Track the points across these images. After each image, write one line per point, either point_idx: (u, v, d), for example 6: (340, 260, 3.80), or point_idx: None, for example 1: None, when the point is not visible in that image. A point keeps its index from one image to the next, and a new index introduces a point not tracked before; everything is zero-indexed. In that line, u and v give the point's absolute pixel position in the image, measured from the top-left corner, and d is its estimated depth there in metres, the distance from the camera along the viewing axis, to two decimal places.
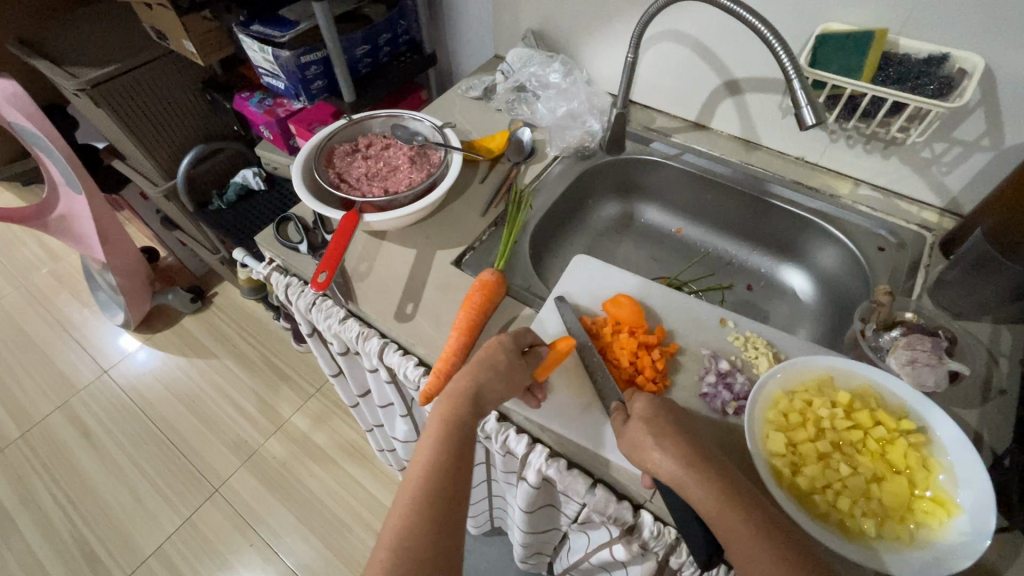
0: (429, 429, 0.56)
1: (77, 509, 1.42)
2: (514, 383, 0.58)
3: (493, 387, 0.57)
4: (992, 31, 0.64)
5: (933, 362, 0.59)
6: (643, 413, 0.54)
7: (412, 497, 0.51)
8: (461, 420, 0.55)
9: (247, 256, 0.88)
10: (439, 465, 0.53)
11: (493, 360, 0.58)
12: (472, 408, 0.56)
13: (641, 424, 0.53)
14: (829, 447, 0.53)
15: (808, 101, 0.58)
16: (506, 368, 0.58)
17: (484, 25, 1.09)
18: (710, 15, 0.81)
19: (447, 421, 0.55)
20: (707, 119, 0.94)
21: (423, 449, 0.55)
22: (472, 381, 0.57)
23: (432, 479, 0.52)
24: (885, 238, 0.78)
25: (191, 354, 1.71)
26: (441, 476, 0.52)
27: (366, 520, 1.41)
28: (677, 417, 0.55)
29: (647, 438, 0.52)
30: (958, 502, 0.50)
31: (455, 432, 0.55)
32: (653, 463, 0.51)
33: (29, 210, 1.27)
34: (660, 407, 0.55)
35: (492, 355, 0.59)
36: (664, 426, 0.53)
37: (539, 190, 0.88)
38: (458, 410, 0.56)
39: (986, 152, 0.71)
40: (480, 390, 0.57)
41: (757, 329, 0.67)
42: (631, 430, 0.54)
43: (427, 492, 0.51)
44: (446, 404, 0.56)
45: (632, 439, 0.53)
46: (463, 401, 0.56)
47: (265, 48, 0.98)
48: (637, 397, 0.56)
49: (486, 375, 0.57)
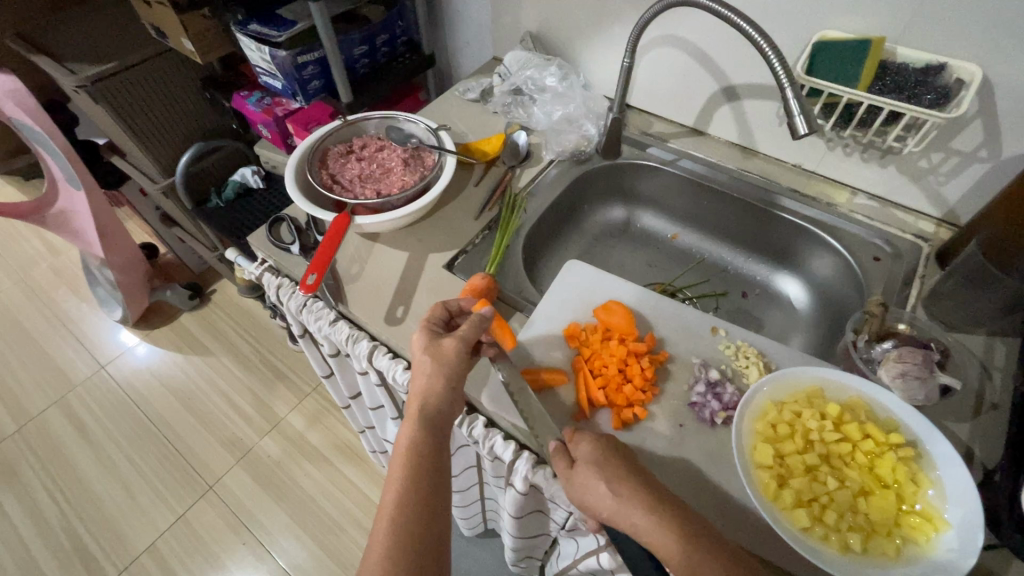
0: (396, 456, 0.55)
1: (70, 504, 1.43)
2: (449, 369, 0.58)
3: (441, 391, 0.57)
4: (989, 41, 0.63)
5: (923, 376, 0.59)
6: (592, 455, 0.52)
7: (387, 530, 0.50)
8: (425, 439, 0.55)
9: (241, 256, 0.88)
10: (410, 493, 0.52)
11: (435, 362, 0.58)
12: (431, 422, 0.56)
13: (589, 470, 0.51)
14: (816, 460, 0.53)
15: (802, 110, 0.57)
16: (435, 360, 0.58)
17: (483, 28, 1.09)
18: (708, 21, 0.81)
19: (411, 444, 0.55)
20: (705, 124, 0.94)
21: (392, 477, 0.54)
22: (422, 396, 0.57)
23: (406, 508, 0.51)
24: (881, 248, 0.78)
25: (188, 351, 1.71)
26: (413, 502, 0.52)
27: (359, 521, 1.40)
28: (624, 455, 0.53)
29: (599, 484, 0.50)
30: (946, 518, 0.49)
31: (420, 454, 0.54)
32: (609, 511, 0.49)
33: (27, 204, 1.26)
34: (609, 447, 0.53)
35: (430, 353, 0.58)
36: (617, 469, 0.51)
37: (533, 194, 0.88)
38: (419, 430, 0.56)
39: (983, 162, 0.70)
40: (432, 399, 0.57)
41: (748, 338, 0.67)
42: (579, 476, 0.52)
43: (401, 523, 0.50)
44: (409, 425, 0.56)
45: (583, 485, 0.51)
46: (423, 419, 0.56)
47: (261, 48, 0.98)
48: (581, 438, 0.54)
49: (433, 381, 0.57)
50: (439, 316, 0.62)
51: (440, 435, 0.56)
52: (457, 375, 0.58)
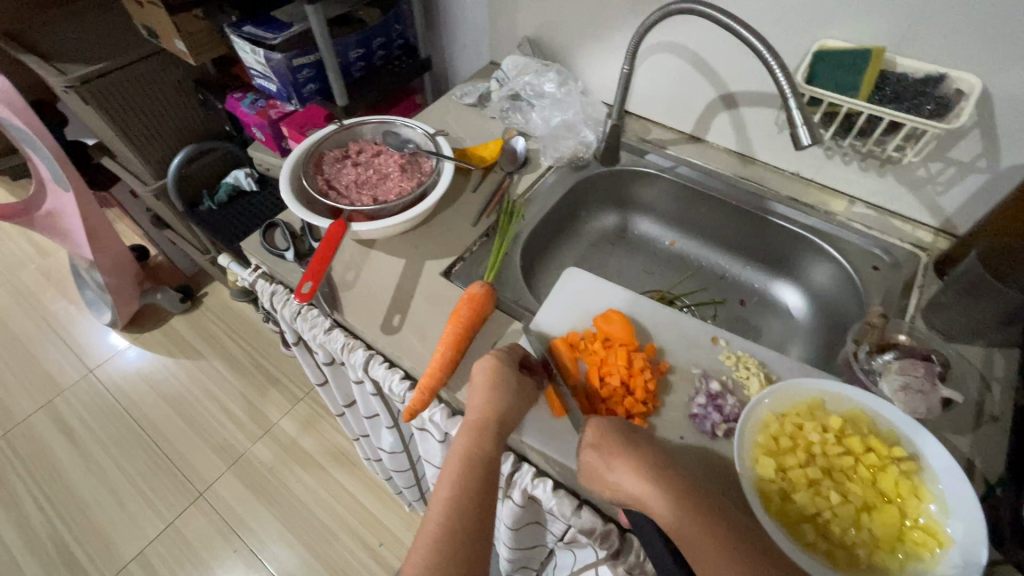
0: (452, 460, 0.54)
1: (57, 511, 1.40)
2: (526, 400, 0.59)
3: (512, 412, 0.57)
4: (988, 54, 0.63)
5: (925, 389, 0.58)
6: (593, 438, 0.55)
7: (434, 534, 0.48)
8: (485, 450, 0.54)
9: (233, 262, 0.86)
10: (464, 500, 0.51)
11: (513, 382, 0.58)
12: (495, 436, 0.56)
13: (591, 452, 0.54)
14: (819, 473, 0.52)
15: (804, 121, 0.57)
16: (516, 385, 0.58)
17: (481, 32, 1.08)
18: (707, 28, 0.81)
19: (471, 453, 0.54)
20: (703, 131, 0.93)
21: (445, 481, 0.53)
22: (496, 410, 0.56)
23: (456, 515, 0.49)
24: (879, 257, 0.78)
25: (179, 355, 1.69)
26: (466, 510, 0.50)
27: (353, 528, 1.38)
28: (624, 428, 0.55)
29: (600, 465, 0.53)
30: (949, 532, 0.49)
31: (477, 464, 0.53)
32: (612, 489, 0.52)
33: (14, 206, 1.24)
34: (610, 428, 0.55)
35: (509, 374, 0.59)
36: (616, 447, 0.53)
37: (531, 201, 0.87)
38: (482, 441, 0.55)
39: (982, 173, 0.70)
40: (503, 416, 0.56)
41: (749, 348, 0.66)
42: (585, 458, 0.54)
43: (450, 528, 0.48)
44: (471, 434, 0.55)
45: (591, 467, 0.54)
46: (488, 430, 0.56)
47: (256, 50, 0.97)
48: (587, 422, 0.56)
49: (509, 399, 0.57)
50: (514, 347, 0.64)
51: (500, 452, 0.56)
52: (528, 405, 0.59)
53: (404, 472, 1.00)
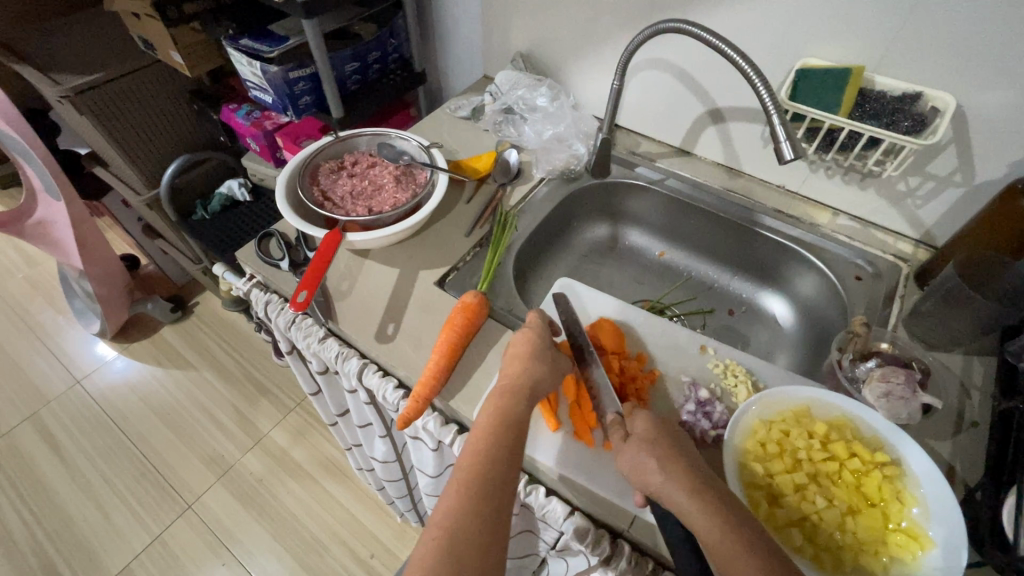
0: (483, 418, 0.53)
1: (41, 525, 1.37)
2: (555, 374, 0.60)
3: (543, 382, 0.57)
4: (961, 74, 0.66)
5: (906, 395, 0.60)
6: (645, 432, 0.54)
7: (464, 480, 0.47)
8: (518, 412, 0.54)
9: (227, 271, 0.87)
10: (495, 452, 0.49)
11: (544, 357, 0.60)
12: (527, 399, 0.55)
13: (644, 445, 0.52)
14: (804, 479, 0.53)
15: (787, 136, 0.59)
16: (547, 360, 0.59)
17: (474, 47, 1.11)
18: (695, 45, 0.83)
19: (503, 411, 0.53)
20: (691, 145, 0.96)
21: (475, 435, 0.51)
22: (528, 377, 0.57)
23: (487, 465, 0.48)
24: (862, 267, 0.80)
25: (169, 365, 1.68)
26: (495, 461, 0.49)
27: (343, 540, 1.37)
28: (676, 436, 0.54)
29: (649, 459, 0.51)
30: (930, 535, 0.50)
31: (510, 421, 0.52)
32: (655, 487, 0.50)
33: (5, 215, 1.23)
34: (661, 428, 0.54)
35: (540, 351, 0.60)
36: (667, 448, 0.52)
37: (524, 212, 0.89)
38: (514, 403, 0.54)
39: (958, 187, 0.73)
40: (534, 384, 0.57)
41: (736, 356, 0.68)
42: (631, 452, 0.52)
43: (480, 475, 0.47)
44: (503, 395, 0.55)
45: (633, 460, 0.52)
46: (519, 394, 0.55)
47: (253, 63, 0.98)
48: (637, 416, 0.56)
49: (539, 368, 0.58)
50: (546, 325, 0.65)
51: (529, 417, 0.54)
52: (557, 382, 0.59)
53: (396, 481, 1.00)
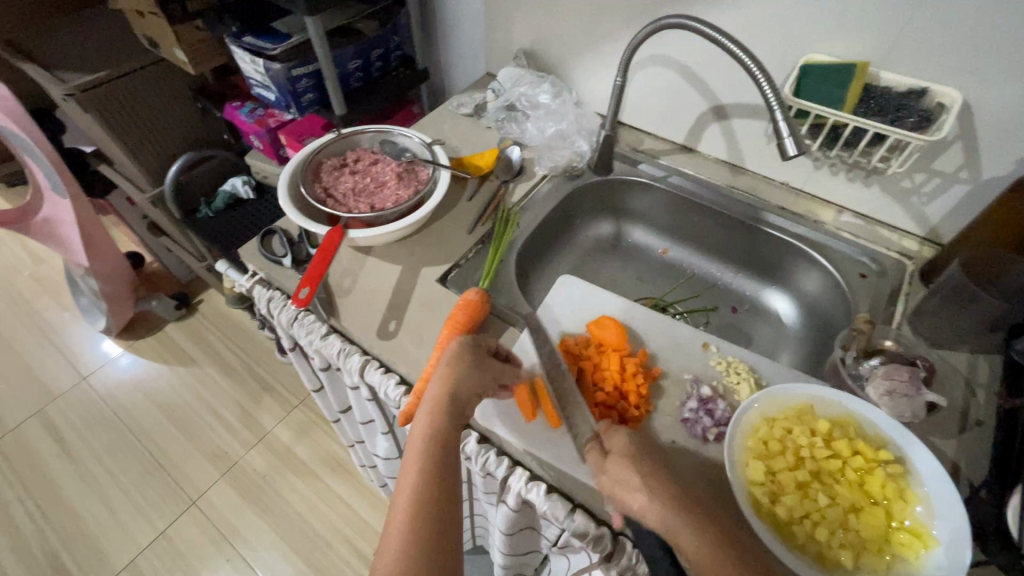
0: (413, 446, 0.55)
1: (47, 519, 1.39)
2: (481, 376, 0.59)
3: (468, 388, 0.57)
4: (967, 69, 0.66)
5: (910, 393, 0.60)
6: (623, 450, 0.54)
7: (403, 523, 0.49)
8: (444, 431, 0.55)
9: (230, 268, 0.87)
10: (426, 484, 0.52)
11: (465, 359, 0.58)
12: (454, 413, 0.56)
13: (622, 463, 0.52)
14: (807, 477, 0.53)
15: (790, 132, 0.58)
16: (471, 365, 0.58)
17: (477, 43, 1.10)
18: (698, 42, 0.83)
19: (432, 434, 0.54)
20: (694, 142, 0.95)
21: (407, 470, 0.53)
22: (452, 388, 0.56)
23: (422, 500, 0.51)
24: (866, 265, 0.79)
25: (174, 362, 1.68)
26: (434, 490, 0.51)
27: (346, 536, 1.38)
28: (656, 453, 0.54)
29: (627, 476, 0.51)
30: (934, 534, 0.50)
31: (439, 443, 0.54)
32: (638, 506, 0.50)
33: (11, 213, 1.24)
34: (639, 445, 0.54)
35: (463, 354, 0.59)
36: (649, 465, 0.52)
37: (526, 209, 0.88)
38: (439, 422, 0.55)
39: (964, 183, 0.72)
40: (457, 394, 0.56)
41: (739, 354, 0.67)
42: (611, 468, 0.53)
43: (416, 513, 0.50)
44: (427, 415, 0.55)
45: (613, 477, 0.52)
46: (444, 411, 0.55)
47: (256, 60, 0.99)
48: (615, 434, 0.56)
49: (462, 375, 0.57)
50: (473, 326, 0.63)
51: (460, 429, 0.56)
52: (485, 384, 0.59)
53: (399, 478, 1.00)
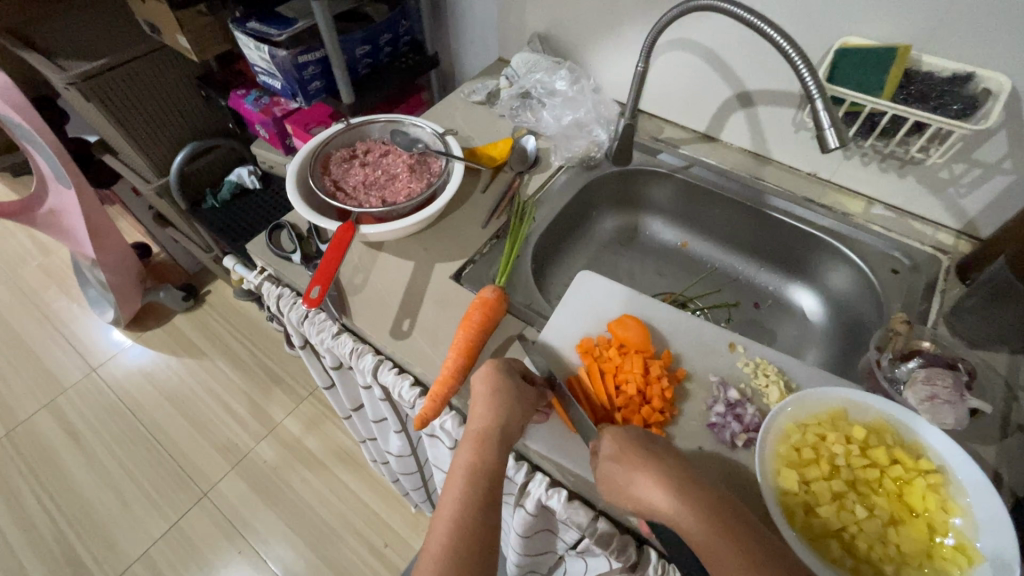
0: (453, 481, 0.52)
1: (61, 511, 1.39)
2: (528, 409, 0.56)
3: (516, 421, 0.55)
4: (1017, 54, 0.61)
5: (954, 399, 0.56)
6: (611, 450, 0.52)
7: (438, 560, 0.47)
8: (488, 464, 0.52)
9: (237, 264, 0.84)
10: (466, 521, 0.49)
11: (514, 390, 0.56)
12: (497, 447, 0.54)
13: (609, 463, 0.51)
14: (843, 487, 0.51)
15: (832, 122, 0.54)
16: (517, 395, 0.56)
17: (490, 27, 1.06)
18: (725, 25, 0.78)
19: (474, 467, 0.52)
20: (717, 131, 0.91)
21: (447, 503, 0.51)
22: (497, 420, 0.54)
23: (462, 540, 0.48)
24: (898, 261, 0.76)
25: (183, 354, 1.68)
26: (471, 530, 0.48)
27: (358, 529, 1.38)
28: (647, 439, 0.52)
29: (621, 477, 0.50)
30: (979, 548, 0.47)
31: (481, 478, 0.52)
32: (634, 502, 0.49)
33: (16, 204, 1.22)
34: (631, 436, 0.52)
35: (509, 382, 0.57)
36: (637, 456, 0.50)
37: (541, 202, 0.85)
38: (483, 456, 0.53)
39: (1007, 174, 0.69)
40: (504, 425, 0.54)
41: (768, 354, 0.65)
42: (603, 471, 0.51)
43: (454, 550, 0.47)
44: (472, 448, 0.53)
45: (607, 480, 0.51)
46: (490, 444, 0.53)
47: (261, 47, 0.95)
48: (603, 432, 0.53)
49: (509, 407, 0.55)
50: (517, 360, 0.61)
51: (503, 465, 0.53)
52: (530, 418, 0.57)
53: (411, 474, 0.99)
